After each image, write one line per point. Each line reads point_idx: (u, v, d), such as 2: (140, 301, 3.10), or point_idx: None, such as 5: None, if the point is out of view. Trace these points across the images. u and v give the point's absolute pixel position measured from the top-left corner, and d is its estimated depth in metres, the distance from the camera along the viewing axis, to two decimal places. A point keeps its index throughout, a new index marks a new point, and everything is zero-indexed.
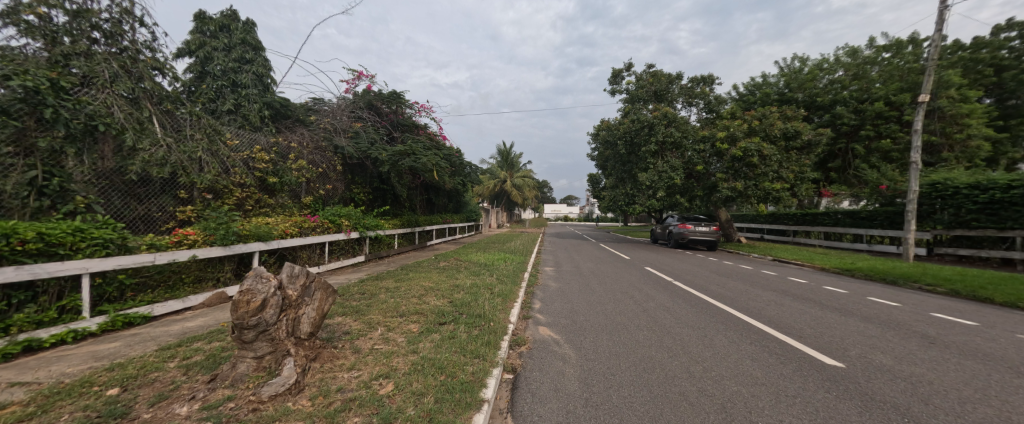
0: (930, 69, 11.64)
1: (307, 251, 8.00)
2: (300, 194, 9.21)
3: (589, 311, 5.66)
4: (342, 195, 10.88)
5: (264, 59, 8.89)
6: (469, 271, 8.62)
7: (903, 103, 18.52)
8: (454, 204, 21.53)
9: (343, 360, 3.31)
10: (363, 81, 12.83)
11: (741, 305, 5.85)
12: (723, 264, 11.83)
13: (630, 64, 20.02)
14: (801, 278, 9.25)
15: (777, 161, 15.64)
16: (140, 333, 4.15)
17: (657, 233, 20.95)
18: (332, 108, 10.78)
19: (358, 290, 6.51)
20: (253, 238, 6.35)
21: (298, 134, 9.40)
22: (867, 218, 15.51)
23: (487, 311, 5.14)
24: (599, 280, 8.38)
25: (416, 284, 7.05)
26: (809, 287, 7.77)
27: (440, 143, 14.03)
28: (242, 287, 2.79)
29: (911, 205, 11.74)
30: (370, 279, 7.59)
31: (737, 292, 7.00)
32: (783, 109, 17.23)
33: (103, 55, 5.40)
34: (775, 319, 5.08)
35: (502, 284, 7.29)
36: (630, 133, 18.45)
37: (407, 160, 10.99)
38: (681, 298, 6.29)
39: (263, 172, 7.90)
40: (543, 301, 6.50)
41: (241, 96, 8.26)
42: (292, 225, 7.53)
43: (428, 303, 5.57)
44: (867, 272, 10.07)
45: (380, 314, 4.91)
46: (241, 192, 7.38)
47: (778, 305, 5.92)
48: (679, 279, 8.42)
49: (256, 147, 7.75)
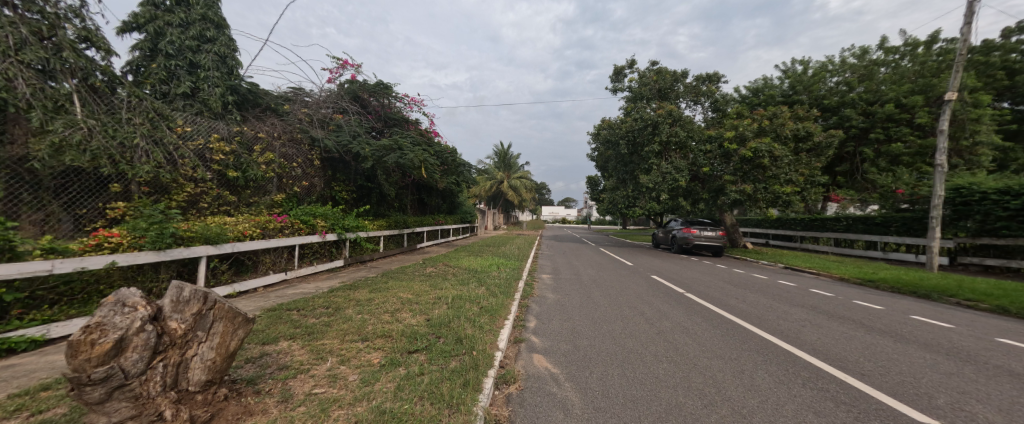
0: (959, 65, 10.81)
1: (271, 255, 7.03)
2: (270, 191, 8.27)
3: (592, 333, 4.75)
4: (320, 193, 9.94)
5: (230, 39, 7.86)
6: (456, 280, 7.69)
7: (914, 106, 17.73)
8: (448, 204, 20.63)
9: (259, 417, 2.36)
10: (348, 71, 11.90)
11: (770, 327, 4.96)
12: (734, 273, 10.95)
13: (633, 61, 19.18)
14: (824, 290, 8.35)
15: (789, 162, 14.79)
16: (14, 366, 3.19)
17: (658, 237, 20.10)
18: (312, 98, 9.83)
19: (323, 302, 5.57)
20: (198, 241, 5.41)
21: (268, 124, 8.42)
22: (881, 224, 14.67)
23: (470, 335, 4.21)
24: (603, 291, 7.48)
25: (392, 296, 6.10)
26: (838, 302, 6.89)
27: (431, 139, 13.17)
28: (89, 321, 1.87)
29: (935, 211, 10.92)
30: (342, 289, 6.64)
31: (762, 308, 6.09)
32: (793, 109, 16.40)
33: (9, 18, 4.48)
34: (821, 348, 4.17)
35: (492, 296, 6.34)
36: (632, 132, 17.58)
37: (393, 156, 10.05)
38: (699, 316, 5.41)
39: (221, 165, 6.95)
40: (539, 318, 5.58)
41: (199, 78, 7.25)
42: (253, 226, 6.59)
43: (401, 321, 4.63)
44: (893, 283, 9.17)
45: (338, 338, 3.97)
46: (193, 188, 6.42)
47: (815, 328, 5.01)
48: (690, 291, 7.52)
49: (214, 137, 6.81)
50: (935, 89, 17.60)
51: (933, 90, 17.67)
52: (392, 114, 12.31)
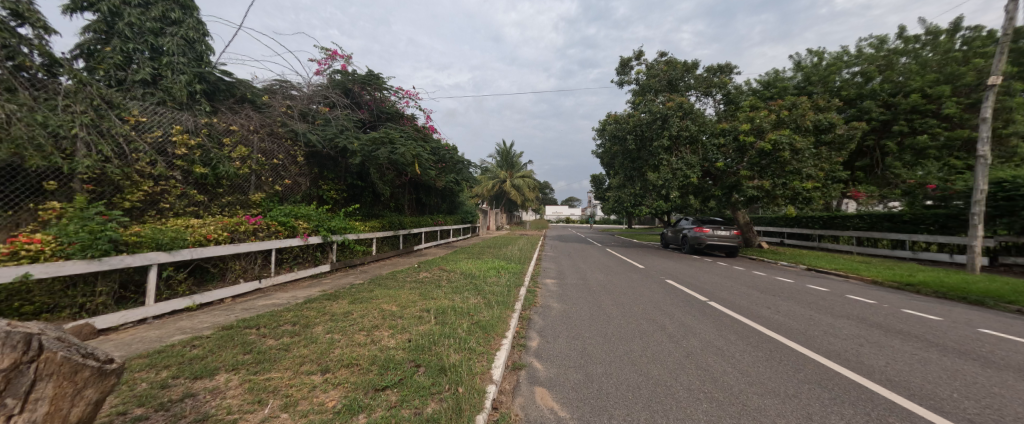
0: (1003, 47, 9.82)
1: (242, 262, 6.27)
2: (247, 190, 7.54)
3: (606, 355, 3.95)
4: (305, 192, 9.22)
5: (198, 22, 7.11)
6: (450, 287, 6.92)
7: (941, 96, 16.66)
8: (448, 204, 19.91)
9: None
10: (338, 61, 11.11)
11: (821, 348, 4.13)
12: (755, 275, 10.08)
13: (640, 53, 18.30)
14: (863, 296, 7.47)
15: (810, 156, 13.82)
16: None
17: (667, 237, 19.24)
18: (298, 90, 9.09)
19: (292, 317, 4.79)
20: (147, 247, 4.67)
21: (243, 116, 7.60)
22: (910, 222, 13.71)
23: (457, 363, 3.40)
24: (613, 299, 6.68)
25: (374, 308, 5.32)
26: (886, 312, 6.01)
27: (426, 135, 12.43)
28: None
29: (977, 207, 9.97)
30: (319, 299, 5.87)
31: (803, 321, 5.23)
32: (812, 100, 15.42)
33: None
34: (897, 379, 3.32)
35: (488, 308, 5.55)
36: (640, 127, 16.67)
37: (384, 151, 9.26)
38: (732, 332, 4.57)
39: (184, 160, 6.21)
40: (543, 335, 4.74)
41: (161, 64, 6.47)
42: (219, 229, 5.83)
43: (376, 344, 3.85)
44: (935, 287, 8.27)
45: (290, 369, 3.16)
46: (150, 186, 5.67)
47: (877, 348, 4.15)
48: (713, 298, 6.69)
49: (176, 129, 6.05)
50: (962, 79, 16.54)
51: (959, 80, 16.61)
52: (386, 109, 11.56)
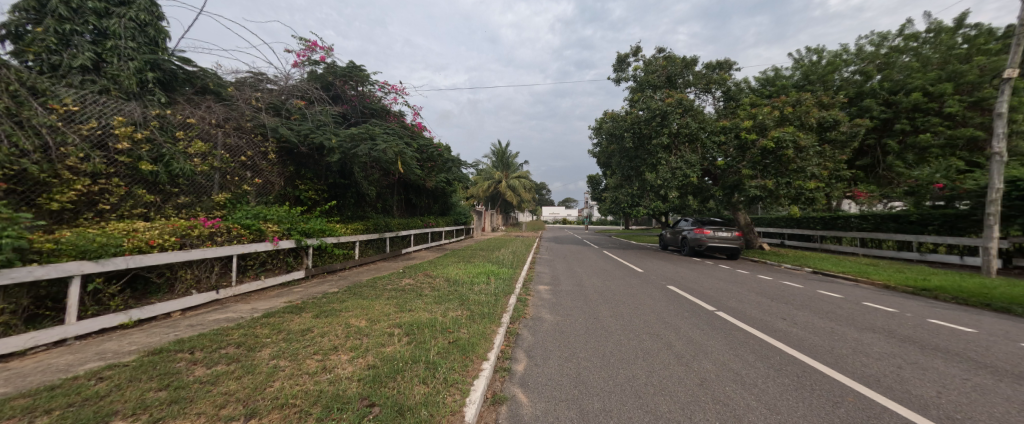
0: (1019, 38, 9.30)
1: (196, 270, 5.58)
2: (209, 189, 6.86)
3: (605, 384, 3.32)
4: (278, 192, 8.53)
5: (151, 3, 6.40)
6: (433, 297, 6.28)
7: (944, 94, 16.23)
8: (441, 205, 19.29)
9: None
10: (317, 53, 10.40)
11: (856, 372, 3.52)
12: (760, 281, 9.50)
13: (637, 49, 17.74)
14: (881, 303, 6.89)
15: (814, 154, 13.28)
16: None
17: (666, 238, 18.70)
18: (275, 84, 8.60)
19: (241, 336, 4.12)
20: (68, 255, 3.99)
21: (204, 108, 6.91)
22: (917, 222, 13.22)
23: (420, 402, 2.72)
24: (612, 309, 6.06)
25: (339, 324, 4.65)
26: (913, 323, 5.42)
27: (413, 131, 11.77)
28: None
29: (992, 207, 9.45)
30: (280, 312, 5.19)
31: (826, 336, 4.63)
32: (815, 96, 14.91)
33: None
34: (961, 416, 2.71)
35: (470, 322, 4.89)
36: (637, 124, 16.06)
37: (363, 147, 8.58)
38: (750, 352, 3.95)
39: (128, 155, 5.51)
40: (531, 356, 4.08)
41: (105, 49, 5.76)
42: (165, 233, 5.15)
43: (327, 372, 3.18)
44: (954, 292, 7.71)
45: (203, 415, 2.49)
46: (86, 185, 4.99)
47: (921, 372, 3.53)
48: (721, 307, 6.08)
49: (118, 120, 5.37)
50: (964, 76, 16.11)
51: (962, 78, 16.11)
52: (370, 104, 10.90)
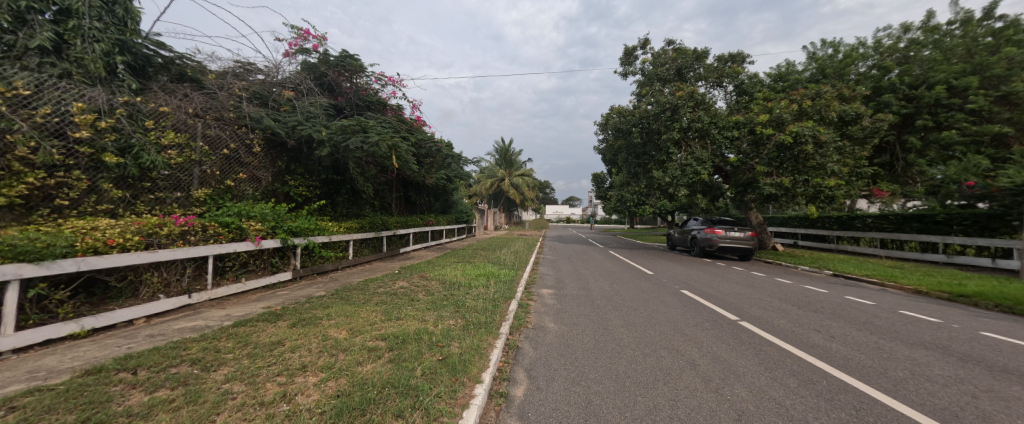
0: None
1: (164, 272, 5.08)
2: (186, 184, 6.36)
3: (619, 417, 2.74)
4: (264, 188, 8.01)
5: None
6: (427, 302, 5.74)
7: (968, 88, 15.37)
8: (441, 203, 18.78)
9: None
10: (309, 42, 9.88)
11: (927, 403, 2.91)
12: (780, 284, 8.88)
13: (646, 42, 17.08)
14: (920, 312, 6.26)
15: (835, 150, 12.58)
16: None
17: (673, 238, 18.06)
18: (266, 75, 8.11)
19: (199, 351, 3.58)
20: (3, 257, 3.45)
21: (181, 97, 6.42)
22: (943, 223, 12.50)
23: None
24: (622, 317, 5.48)
25: (316, 335, 4.12)
26: (967, 337, 4.79)
27: (410, 125, 11.24)
28: None
29: None
30: (253, 321, 4.65)
31: (874, 354, 4.02)
32: (835, 89, 14.17)
33: None
34: None
35: (464, 333, 4.34)
36: (646, 119, 15.39)
37: (355, 139, 8.05)
38: (790, 375, 3.37)
39: (89, 145, 5.00)
40: (532, 376, 3.52)
41: (68, 29, 5.26)
42: (128, 232, 4.62)
43: (286, 403, 2.62)
44: (997, 300, 7.04)
45: None
46: (38, 177, 4.49)
47: (1005, 403, 2.92)
48: (744, 316, 5.47)
49: (78, 106, 4.87)
50: (991, 69, 15.25)
51: (989, 71, 15.39)
52: (366, 97, 10.36)
